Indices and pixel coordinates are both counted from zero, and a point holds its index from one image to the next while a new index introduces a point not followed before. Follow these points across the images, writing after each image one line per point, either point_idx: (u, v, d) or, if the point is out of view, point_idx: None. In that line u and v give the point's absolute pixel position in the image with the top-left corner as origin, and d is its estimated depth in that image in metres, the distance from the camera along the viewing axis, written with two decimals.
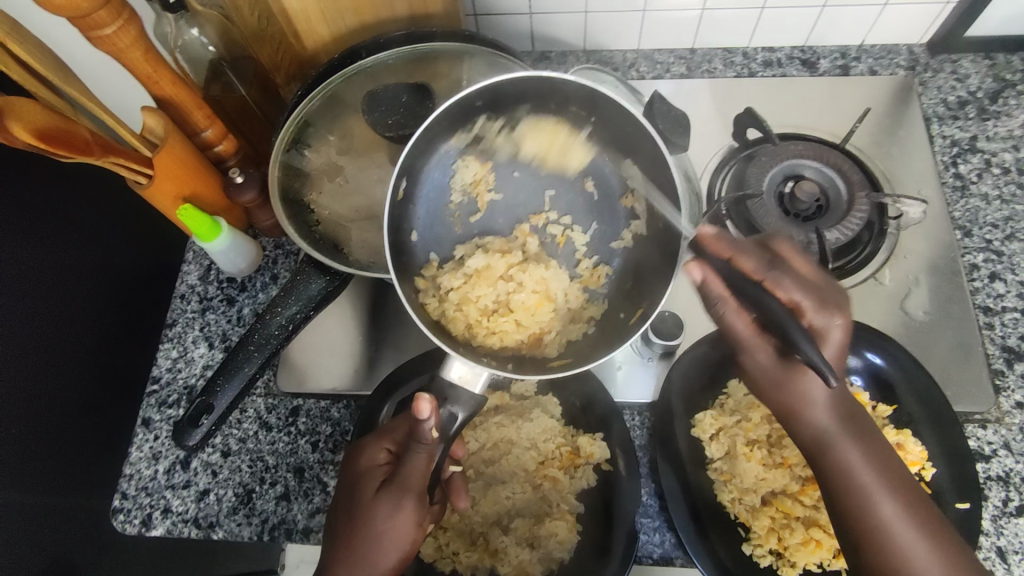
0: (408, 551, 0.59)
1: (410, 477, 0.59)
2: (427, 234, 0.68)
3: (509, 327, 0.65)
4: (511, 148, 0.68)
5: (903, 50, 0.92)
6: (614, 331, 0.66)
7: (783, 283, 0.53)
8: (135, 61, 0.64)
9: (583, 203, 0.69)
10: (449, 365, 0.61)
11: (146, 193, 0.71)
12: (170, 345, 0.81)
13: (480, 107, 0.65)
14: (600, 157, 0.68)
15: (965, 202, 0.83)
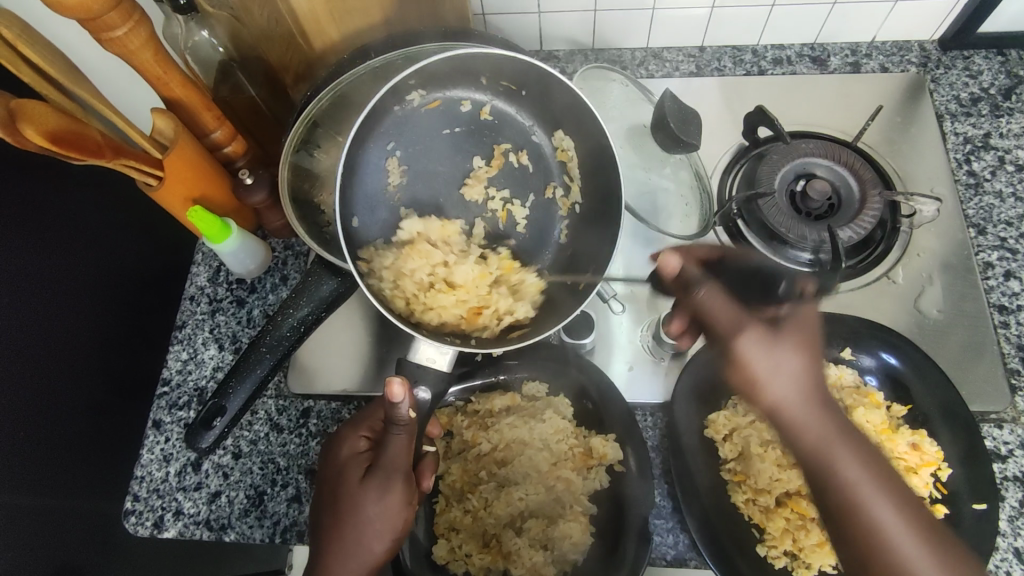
0: (402, 529, 0.61)
1: (393, 459, 0.60)
2: (368, 219, 0.68)
3: (448, 301, 0.68)
4: (448, 126, 0.70)
5: (915, 46, 0.91)
6: (559, 302, 0.69)
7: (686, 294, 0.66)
8: (145, 62, 0.64)
9: (520, 178, 0.73)
10: (416, 348, 0.64)
11: (156, 195, 0.71)
12: (181, 346, 0.82)
13: (414, 85, 0.66)
14: (531, 128, 0.72)
15: (979, 200, 0.82)
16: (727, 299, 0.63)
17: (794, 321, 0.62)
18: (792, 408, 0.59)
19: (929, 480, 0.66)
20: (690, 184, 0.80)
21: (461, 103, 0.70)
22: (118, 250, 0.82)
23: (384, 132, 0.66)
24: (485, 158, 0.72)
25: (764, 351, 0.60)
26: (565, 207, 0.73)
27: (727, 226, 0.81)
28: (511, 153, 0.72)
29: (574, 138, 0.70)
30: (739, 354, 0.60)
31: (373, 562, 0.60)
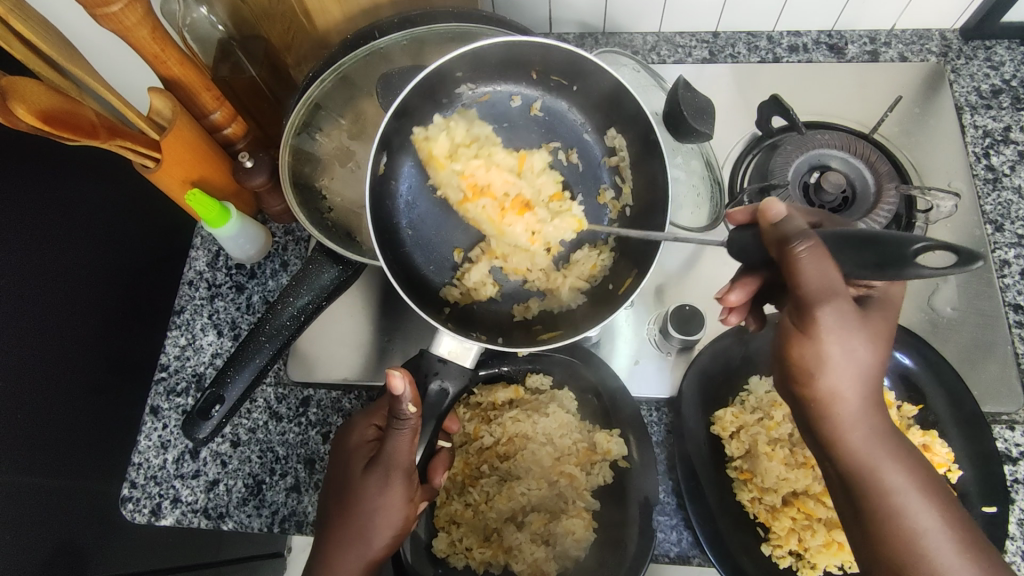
0: (400, 527, 0.60)
1: (395, 454, 0.58)
2: (418, 225, 0.68)
3: (502, 162, 0.67)
4: (497, 123, 0.69)
5: (935, 35, 0.88)
6: (603, 301, 0.67)
7: (810, 342, 0.48)
8: (142, 39, 0.61)
9: (568, 177, 0.70)
10: (439, 340, 0.64)
11: (153, 177, 0.70)
12: (179, 332, 0.80)
13: (461, 77, 0.65)
14: (583, 126, 0.69)
15: (997, 195, 0.80)
16: (832, 264, 0.46)
17: (882, 310, 0.50)
18: (849, 402, 0.49)
19: None
20: (701, 173, 0.79)
21: (511, 98, 0.68)
22: (114, 232, 0.81)
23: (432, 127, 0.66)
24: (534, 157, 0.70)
25: (842, 334, 0.47)
26: (615, 210, 0.70)
27: None
28: (560, 151, 0.70)
29: (626, 137, 0.67)
30: (815, 328, 0.47)
31: (370, 557, 0.59)
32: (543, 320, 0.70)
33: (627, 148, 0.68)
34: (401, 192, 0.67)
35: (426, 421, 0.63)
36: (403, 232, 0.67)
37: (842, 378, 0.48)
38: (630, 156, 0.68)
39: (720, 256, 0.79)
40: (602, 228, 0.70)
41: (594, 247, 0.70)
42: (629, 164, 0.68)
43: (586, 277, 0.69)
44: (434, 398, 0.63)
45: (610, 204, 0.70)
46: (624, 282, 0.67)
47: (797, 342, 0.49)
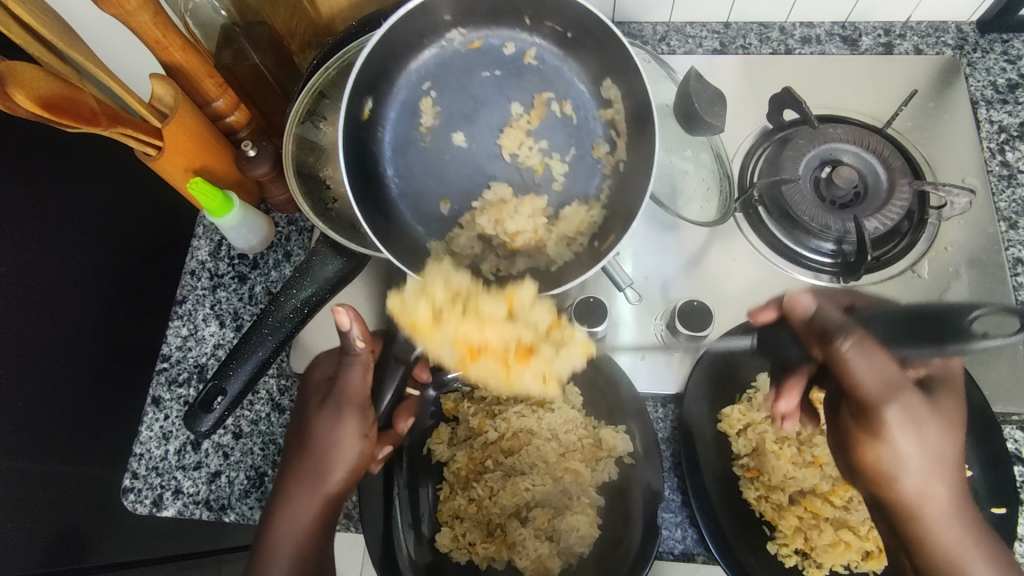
0: (356, 462, 0.60)
1: (348, 387, 0.61)
2: (405, 175, 0.68)
3: (516, 214, 0.67)
4: (487, 69, 0.68)
5: (952, 28, 0.86)
6: (587, 258, 0.67)
7: (888, 436, 0.55)
8: (143, 24, 0.60)
9: (561, 129, 0.68)
10: (409, 288, 0.63)
11: (155, 165, 0.69)
12: (180, 322, 0.80)
13: (450, 22, 0.66)
14: (576, 77, 0.68)
15: (1012, 192, 0.79)
16: (883, 357, 0.54)
17: (948, 393, 0.57)
18: (934, 498, 0.54)
19: None
20: (711, 167, 0.77)
21: (505, 44, 0.67)
22: (115, 220, 0.80)
23: (415, 72, 0.67)
24: (526, 107, 0.68)
25: (909, 426, 0.54)
26: (609, 164, 0.68)
27: (747, 212, 0.78)
28: (553, 102, 0.68)
29: (620, 87, 0.66)
30: (884, 427, 0.55)
31: (327, 492, 0.59)
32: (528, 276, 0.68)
33: (623, 100, 0.66)
34: (385, 141, 0.68)
35: (393, 366, 0.63)
36: (387, 181, 0.68)
37: (913, 470, 0.54)
38: (625, 109, 0.66)
39: (729, 251, 0.78)
40: (594, 182, 0.68)
41: (584, 204, 0.68)
42: (624, 117, 0.67)
43: (573, 233, 0.68)
44: (403, 344, 0.64)
45: (605, 158, 0.68)
46: (610, 239, 0.66)
47: (868, 441, 0.57)
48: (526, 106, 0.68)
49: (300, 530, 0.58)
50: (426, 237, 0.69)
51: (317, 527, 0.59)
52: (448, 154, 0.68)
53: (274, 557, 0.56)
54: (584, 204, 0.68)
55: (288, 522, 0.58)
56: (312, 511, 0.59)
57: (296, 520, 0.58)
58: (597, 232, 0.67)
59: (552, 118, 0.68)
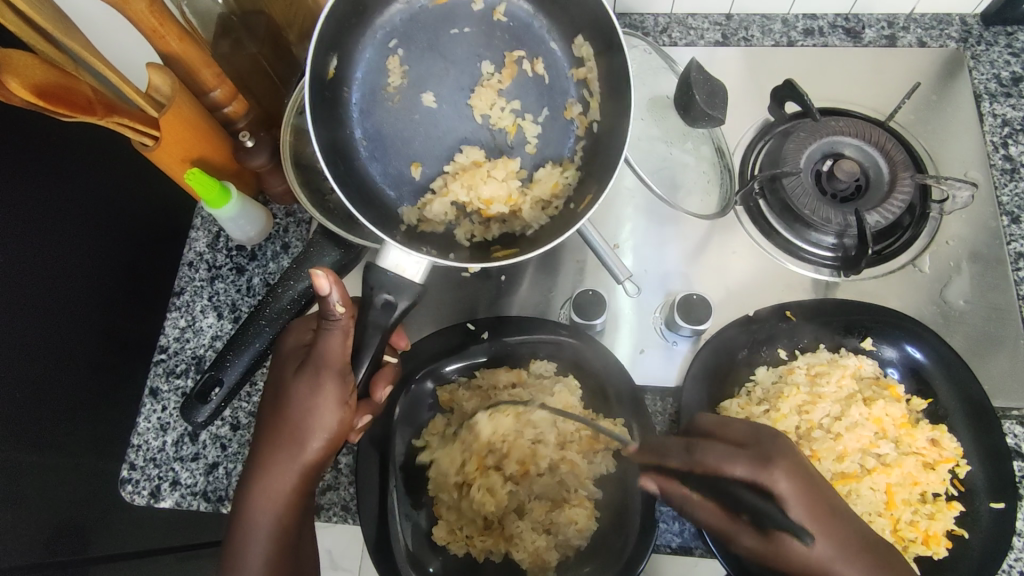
0: (335, 431, 0.59)
1: (328, 355, 0.57)
2: (374, 136, 0.68)
3: (493, 175, 0.67)
4: (456, 25, 0.68)
5: (956, 20, 0.86)
6: (562, 220, 0.67)
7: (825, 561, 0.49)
8: (138, 12, 0.60)
9: (534, 88, 0.70)
10: (386, 255, 0.61)
11: (151, 155, 0.68)
12: (178, 314, 0.79)
13: None
14: (550, 35, 0.69)
15: (1014, 186, 0.78)
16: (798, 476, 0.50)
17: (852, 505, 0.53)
18: None
19: (946, 477, 0.64)
20: (711, 160, 0.77)
21: (472, 1, 0.68)
22: (112, 212, 0.79)
23: (381, 29, 0.67)
24: (496, 65, 0.69)
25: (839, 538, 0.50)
26: (583, 126, 0.69)
27: (748, 205, 0.78)
28: (525, 61, 0.69)
29: (594, 45, 0.66)
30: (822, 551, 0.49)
31: (303, 461, 0.59)
32: (503, 240, 0.70)
33: (595, 57, 0.67)
34: (352, 101, 0.67)
35: (371, 334, 0.59)
36: (357, 143, 0.67)
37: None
38: (597, 66, 0.67)
39: (729, 244, 0.78)
40: (567, 144, 0.70)
41: (559, 166, 0.70)
42: (596, 75, 0.67)
43: (548, 197, 0.68)
44: (380, 312, 0.59)
45: (578, 119, 0.69)
46: (585, 200, 0.67)
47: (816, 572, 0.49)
48: (496, 65, 0.69)
49: (278, 498, 0.58)
50: (398, 203, 0.69)
51: (296, 496, 0.59)
52: (418, 114, 0.68)
53: (255, 526, 0.58)
54: (557, 166, 0.70)
55: (266, 492, 0.58)
56: (290, 481, 0.59)
57: (274, 490, 0.58)
58: (573, 194, 0.68)
59: (523, 78, 0.69)
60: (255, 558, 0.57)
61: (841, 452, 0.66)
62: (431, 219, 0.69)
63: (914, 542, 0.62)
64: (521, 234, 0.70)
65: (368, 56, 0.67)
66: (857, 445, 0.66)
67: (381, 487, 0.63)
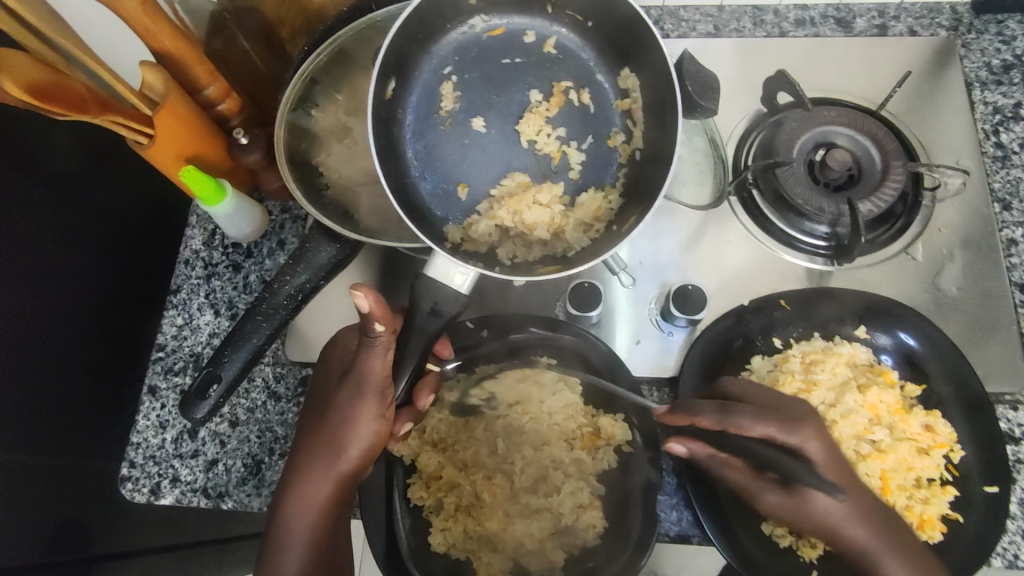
0: (372, 441, 0.60)
1: (367, 368, 0.57)
2: (426, 157, 0.70)
3: (540, 200, 0.69)
4: (508, 56, 0.72)
5: (946, 9, 0.86)
6: (603, 240, 0.67)
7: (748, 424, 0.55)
8: (131, 11, 0.60)
9: (580, 118, 0.72)
10: (433, 265, 0.62)
11: (146, 154, 0.68)
12: (175, 312, 0.79)
13: (474, 7, 0.71)
14: (597, 69, 0.72)
15: (1006, 173, 0.79)
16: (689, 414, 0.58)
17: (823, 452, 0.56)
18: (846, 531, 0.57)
19: (940, 462, 0.65)
20: (704, 152, 0.80)
21: (524, 34, 0.73)
22: (107, 210, 0.79)
23: (438, 55, 0.71)
24: (545, 95, 0.72)
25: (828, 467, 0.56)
26: (625, 153, 0.71)
27: (742, 196, 0.78)
28: (571, 91, 0.72)
29: (638, 77, 0.70)
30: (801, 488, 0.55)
31: (341, 470, 0.60)
32: (544, 260, 0.68)
33: (640, 87, 0.70)
34: (407, 122, 0.71)
35: (416, 340, 0.60)
36: (408, 162, 0.70)
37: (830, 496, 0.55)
38: (641, 95, 0.70)
39: (723, 235, 0.78)
40: (610, 170, 0.71)
41: (601, 190, 0.71)
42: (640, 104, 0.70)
43: (591, 219, 0.69)
44: (427, 318, 0.60)
45: (621, 147, 0.71)
46: (628, 222, 0.67)
47: (777, 491, 0.56)
48: (543, 97, 0.72)
49: (315, 505, 0.60)
50: (444, 220, 0.70)
51: (332, 504, 0.60)
52: (469, 138, 0.71)
53: (291, 532, 0.59)
54: (599, 190, 0.71)
55: (304, 498, 0.60)
56: (328, 490, 0.60)
57: (313, 496, 0.60)
58: (614, 216, 0.69)
59: (569, 107, 0.72)
60: (290, 562, 0.58)
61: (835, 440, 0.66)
62: (472, 236, 0.69)
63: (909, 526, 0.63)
64: (565, 254, 0.68)
65: (423, 78, 0.71)
66: (851, 431, 0.66)
67: (387, 490, 0.64)
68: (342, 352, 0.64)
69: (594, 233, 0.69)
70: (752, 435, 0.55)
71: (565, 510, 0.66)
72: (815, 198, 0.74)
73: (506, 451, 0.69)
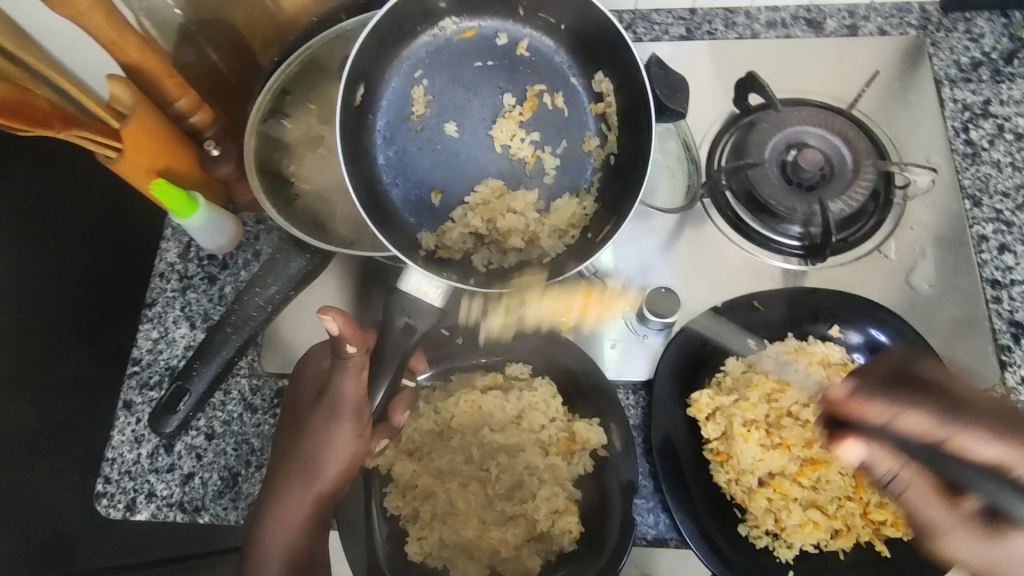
0: (350, 461, 0.60)
1: (340, 391, 0.59)
2: (398, 164, 0.70)
3: (515, 208, 0.69)
4: (481, 59, 0.71)
5: (915, 8, 0.87)
6: (580, 250, 0.69)
7: (976, 441, 0.49)
8: (97, 25, 0.59)
9: (553, 121, 0.72)
10: (408, 279, 0.63)
11: (116, 168, 0.68)
12: (151, 325, 0.79)
13: (445, 9, 0.69)
14: (570, 71, 0.71)
15: (976, 170, 0.79)
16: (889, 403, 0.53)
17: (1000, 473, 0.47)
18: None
19: None
20: (676, 154, 0.81)
21: (497, 36, 0.71)
22: (78, 224, 0.79)
23: (408, 60, 0.69)
24: (518, 99, 0.71)
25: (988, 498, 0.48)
26: (600, 157, 0.71)
27: (715, 198, 0.78)
28: (545, 94, 0.71)
29: (613, 81, 0.69)
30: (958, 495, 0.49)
31: (319, 491, 0.60)
32: (520, 267, 0.70)
33: (614, 91, 0.69)
34: (379, 128, 0.69)
35: (392, 353, 0.60)
36: (381, 169, 0.69)
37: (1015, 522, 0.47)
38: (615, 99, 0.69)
39: (697, 237, 0.78)
40: (585, 175, 0.71)
41: (576, 196, 0.71)
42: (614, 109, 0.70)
43: (566, 226, 0.70)
44: (401, 333, 0.61)
45: (596, 151, 0.71)
46: (603, 231, 0.68)
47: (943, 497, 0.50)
48: (516, 101, 0.71)
49: (290, 528, 0.59)
50: (417, 228, 0.70)
51: (311, 524, 0.60)
52: (441, 143, 0.70)
53: (268, 555, 0.58)
54: (574, 196, 0.71)
55: (280, 521, 0.59)
56: (307, 510, 0.60)
57: (290, 517, 0.60)
58: (589, 224, 0.70)
59: (542, 112, 0.71)
60: None
61: (809, 439, 0.67)
62: (446, 242, 0.70)
63: (884, 523, 0.63)
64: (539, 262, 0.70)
65: (394, 83, 0.70)
66: None
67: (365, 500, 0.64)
68: (316, 371, 0.64)
69: (569, 241, 0.70)
70: (980, 461, 0.48)
71: (540, 516, 0.66)
72: (785, 193, 0.74)
73: (482, 457, 0.69)
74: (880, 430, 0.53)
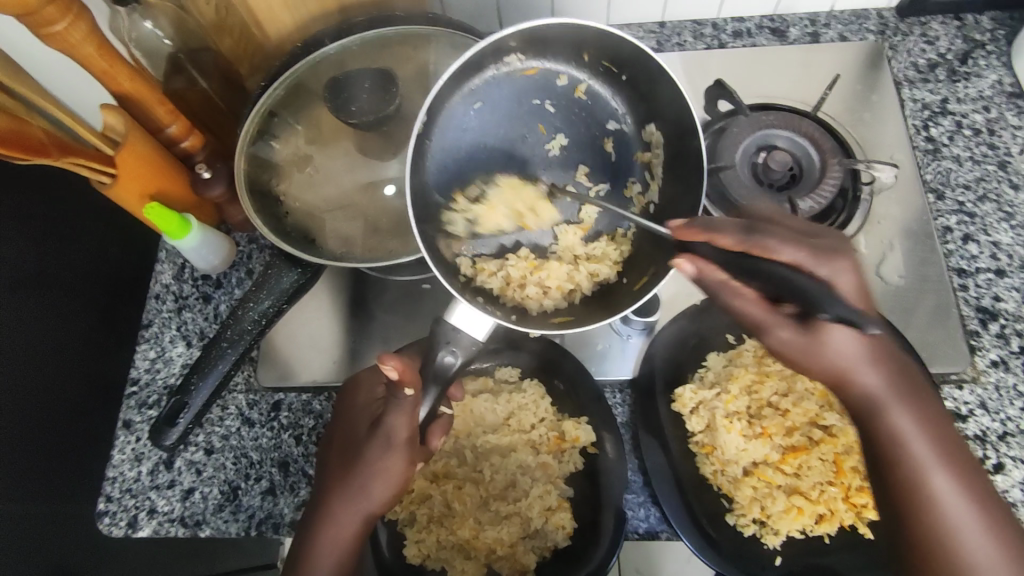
0: (400, 486, 0.61)
1: (394, 427, 0.59)
2: (448, 190, 0.68)
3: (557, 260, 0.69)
4: (539, 97, 0.69)
5: (872, 14, 0.91)
6: (616, 293, 0.68)
7: (777, 246, 0.50)
8: (90, 57, 0.62)
9: (599, 161, 0.71)
10: (452, 310, 0.63)
11: (111, 193, 0.70)
12: (147, 345, 0.81)
13: (513, 47, 0.65)
14: (624, 116, 0.70)
15: (937, 165, 0.83)
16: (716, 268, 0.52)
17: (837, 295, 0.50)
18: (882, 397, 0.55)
19: None
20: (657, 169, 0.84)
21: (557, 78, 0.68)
22: (75, 251, 0.82)
23: (473, 90, 0.67)
24: (568, 141, 0.71)
25: (825, 259, 0.50)
26: (640, 205, 0.70)
27: None
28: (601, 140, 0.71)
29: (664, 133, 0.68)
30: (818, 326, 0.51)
31: (370, 512, 0.60)
32: (560, 309, 0.69)
33: (664, 144, 0.68)
34: (433, 150, 0.66)
35: (430, 386, 0.60)
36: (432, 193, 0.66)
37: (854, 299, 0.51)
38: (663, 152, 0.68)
39: None
40: (622, 218, 0.71)
41: (609, 236, 0.71)
42: (661, 160, 0.69)
43: (604, 270, 0.69)
44: (441, 365, 0.61)
45: (636, 198, 0.70)
46: (638, 278, 0.68)
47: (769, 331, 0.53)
48: (568, 142, 0.71)
49: (343, 548, 0.60)
50: (456, 251, 0.68)
51: (357, 542, 0.61)
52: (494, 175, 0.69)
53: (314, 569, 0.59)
54: (610, 239, 0.71)
55: (331, 543, 0.60)
56: (355, 528, 0.60)
57: (340, 534, 0.60)
58: (626, 269, 0.69)
59: (591, 153, 0.71)
60: None
61: (789, 427, 0.70)
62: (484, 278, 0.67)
63: (865, 506, 0.65)
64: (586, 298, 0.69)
65: (454, 109, 0.66)
66: (804, 418, 0.70)
67: None
68: (369, 400, 0.65)
69: (604, 284, 0.69)
70: (782, 258, 0.50)
71: (534, 514, 0.67)
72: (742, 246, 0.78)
73: (477, 459, 0.71)
74: (726, 302, 0.53)
